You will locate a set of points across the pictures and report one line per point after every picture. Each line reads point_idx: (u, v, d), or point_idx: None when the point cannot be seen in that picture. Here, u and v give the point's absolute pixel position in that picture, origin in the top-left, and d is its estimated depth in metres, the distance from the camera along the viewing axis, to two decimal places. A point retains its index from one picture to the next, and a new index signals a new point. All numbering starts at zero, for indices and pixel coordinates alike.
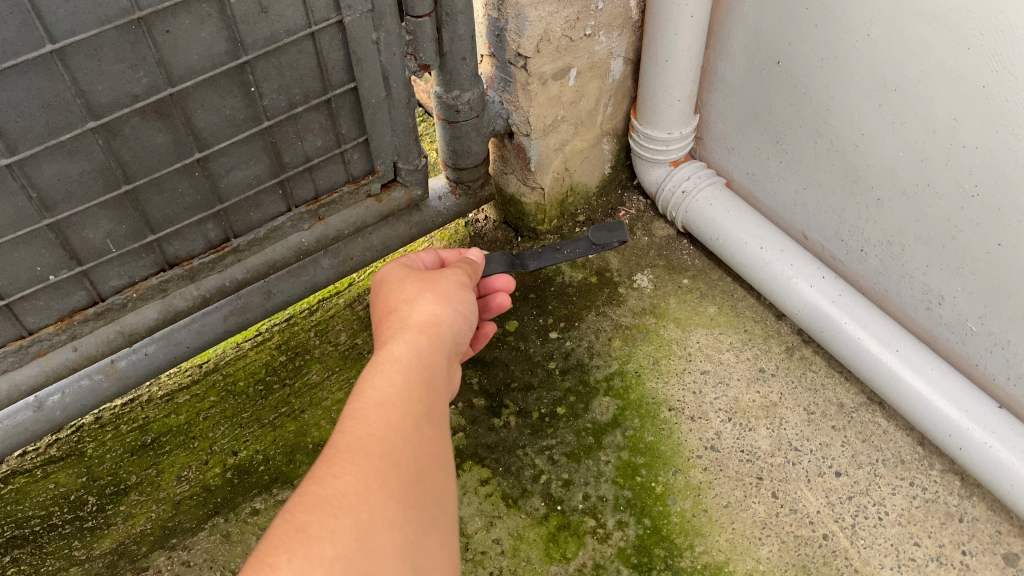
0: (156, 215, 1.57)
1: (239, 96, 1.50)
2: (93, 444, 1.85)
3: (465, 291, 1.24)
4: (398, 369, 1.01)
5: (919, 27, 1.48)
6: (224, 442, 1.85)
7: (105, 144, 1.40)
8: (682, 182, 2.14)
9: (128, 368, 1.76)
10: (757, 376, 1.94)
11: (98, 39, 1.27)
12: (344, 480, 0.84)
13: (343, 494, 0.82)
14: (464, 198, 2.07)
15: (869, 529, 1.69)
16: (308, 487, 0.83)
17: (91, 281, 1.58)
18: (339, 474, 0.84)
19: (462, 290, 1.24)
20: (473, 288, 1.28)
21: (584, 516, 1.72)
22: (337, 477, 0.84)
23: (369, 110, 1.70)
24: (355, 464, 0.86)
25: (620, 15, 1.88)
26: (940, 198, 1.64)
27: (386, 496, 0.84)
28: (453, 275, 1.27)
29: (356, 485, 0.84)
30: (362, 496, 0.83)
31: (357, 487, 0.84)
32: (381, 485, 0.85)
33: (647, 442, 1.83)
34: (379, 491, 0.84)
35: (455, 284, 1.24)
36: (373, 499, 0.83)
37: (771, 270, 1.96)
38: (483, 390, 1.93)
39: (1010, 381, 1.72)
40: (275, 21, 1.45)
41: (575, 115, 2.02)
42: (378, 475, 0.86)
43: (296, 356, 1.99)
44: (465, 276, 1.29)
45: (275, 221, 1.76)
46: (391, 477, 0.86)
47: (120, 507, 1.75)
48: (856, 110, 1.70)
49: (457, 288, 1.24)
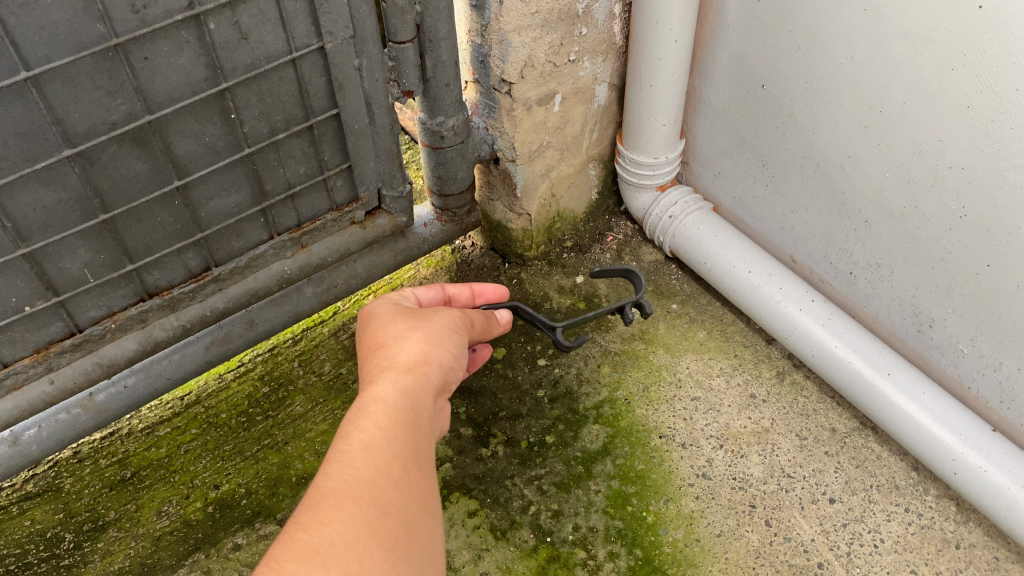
0: (134, 244, 1.54)
1: (220, 123, 1.49)
2: (72, 479, 1.80)
3: (458, 331, 1.20)
4: (385, 410, 0.98)
5: (902, 48, 1.48)
6: (206, 475, 1.81)
7: (82, 172, 1.38)
8: (668, 208, 2.13)
9: (107, 401, 1.72)
10: (748, 402, 1.91)
11: (74, 66, 1.25)
12: (331, 528, 0.82)
13: (330, 545, 0.80)
14: (450, 225, 2.05)
15: (865, 557, 1.66)
16: (294, 535, 0.80)
17: (68, 312, 1.55)
18: (325, 522, 0.82)
19: (454, 329, 1.19)
20: (467, 329, 1.24)
21: (574, 548, 1.68)
22: (323, 524, 0.82)
23: (352, 137, 1.68)
24: (342, 512, 0.84)
25: (603, 41, 1.88)
26: (928, 219, 1.63)
27: (374, 546, 0.83)
28: (447, 313, 1.22)
29: (343, 535, 0.82)
30: (350, 547, 0.81)
31: (345, 536, 0.82)
32: (369, 535, 0.83)
33: (638, 471, 1.80)
34: (368, 543, 0.83)
35: (448, 324, 1.19)
36: (361, 550, 0.82)
37: (760, 294, 1.95)
38: (470, 420, 1.89)
39: (1003, 404, 1.70)
40: (255, 47, 1.43)
41: (560, 140, 2.01)
42: (366, 525, 0.84)
43: (280, 387, 1.96)
44: (459, 313, 1.23)
45: (257, 249, 1.73)
46: (378, 526, 0.85)
47: (98, 545, 1.71)
48: (841, 132, 1.69)
49: (449, 328, 1.19)
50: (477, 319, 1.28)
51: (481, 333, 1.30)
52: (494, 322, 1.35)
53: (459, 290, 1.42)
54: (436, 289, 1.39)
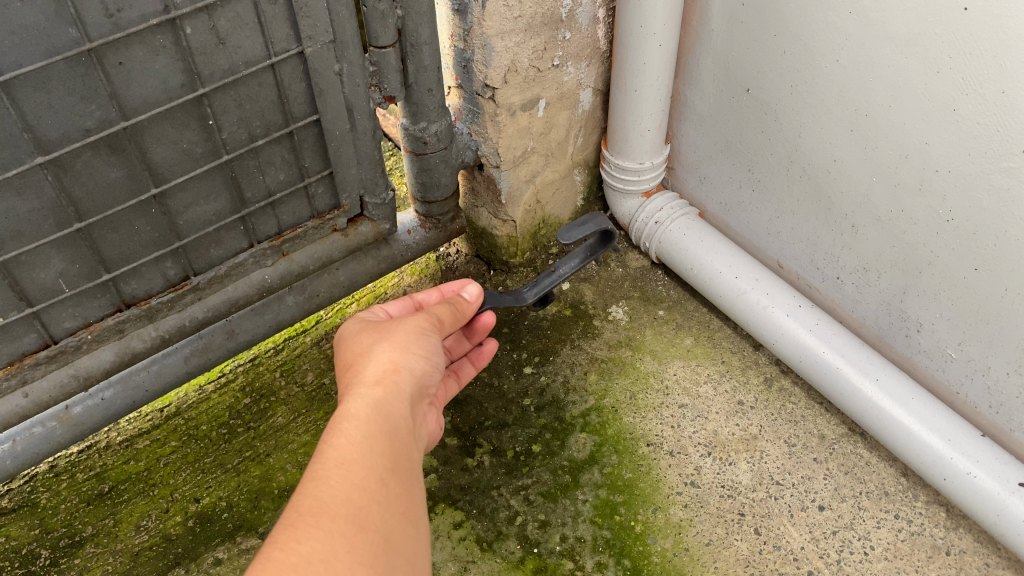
0: (111, 253, 1.51)
1: (197, 129, 1.46)
2: (48, 494, 1.76)
3: (428, 334, 1.18)
4: (358, 425, 0.96)
5: (887, 51, 1.47)
6: (186, 488, 1.77)
7: (55, 180, 1.34)
8: (654, 213, 2.11)
9: (84, 414, 1.68)
10: (735, 409, 1.90)
11: (46, 72, 1.22)
12: (309, 546, 0.80)
13: (309, 563, 0.78)
14: (434, 232, 2.03)
15: (855, 565, 1.65)
16: (271, 555, 0.78)
17: (42, 323, 1.51)
18: (303, 540, 0.80)
19: (424, 334, 1.17)
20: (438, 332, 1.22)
21: (562, 559, 1.66)
22: (301, 543, 0.80)
23: (332, 143, 1.66)
24: (320, 529, 0.82)
25: (587, 46, 1.87)
26: (915, 223, 1.62)
27: (355, 562, 0.81)
28: (412, 320, 1.19)
29: (322, 552, 0.79)
30: (329, 564, 0.79)
31: (325, 555, 0.79)
32: (348, 551, 0.81)
33: (625, 479, 1.78)
34: (347, 559, 0.80)
35: (417, 331, 1.17)
36: (341, 566, 0.79)
37: (747, 299, 1.93)
38: (456, 429, 1.87)
39: (992, 409, 1.69)
40: (233, 52, 1.41)
41: (545, 146, 1.99)
42: (345, 541, 0.82)
43: (261, 398, 1.92)
44: (428, 319, 1.21)
45: (236, 257, 1.70)
46: (357, 542, 0.82)
47: (75, 561, 1.67)
48: (827, 136, 1.68)
49: (417, 333, 1.17)
50: (448, 321, 1.26)
51: (453, 328, 1.27)
52: (462, 304, 1.31)
53: (427, 295, 1.43)
54: (406, 299, 1.39)
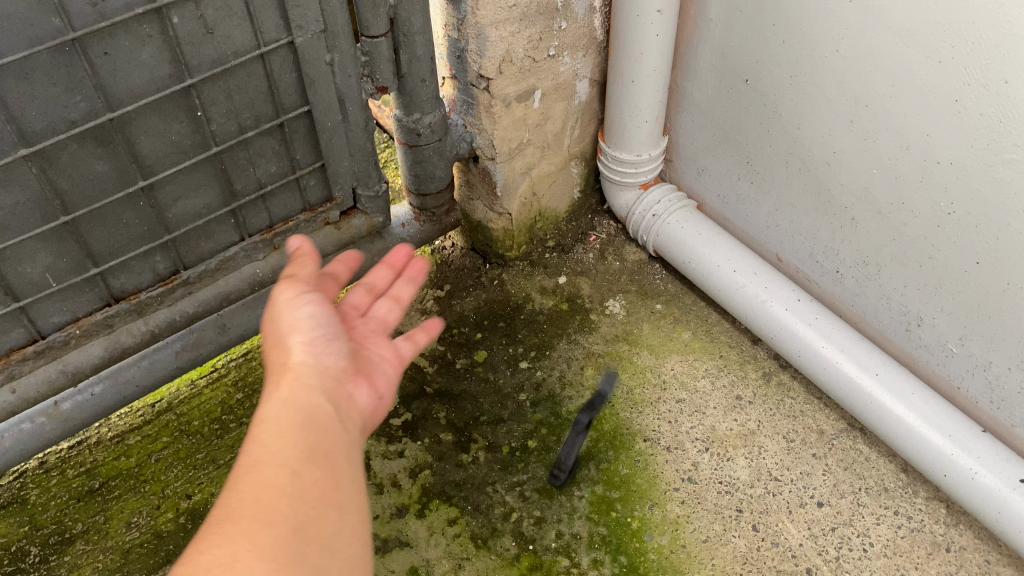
0: (99, 247, 1.49)
1: (185, 121, 1.43)
2: (38, 491, 1.74)
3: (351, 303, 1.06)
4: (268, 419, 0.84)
5: (887, 40, 1.44)
6: (178, 484, 1.75)
7: (40, 173, 1.32)
8: (652, 207, 2.08)
9: (73, 410, 1.66)
10: (734, 404, 1.88)
11: (29, 62, 1.20)
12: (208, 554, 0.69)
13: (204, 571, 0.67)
14: (429, 225, 2.01)
15: (855, 562, 1.63)
16: None
17: (29, 318, 1.49)
18: (202, 550, 0.69)
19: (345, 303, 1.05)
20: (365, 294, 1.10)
21: (557, 556, 1.64)
22: (198, 553, 0.69)
23: (324, 135, 1.63)
24: (221, 535, 0.70)
25: (584, 36, 1.84)
26: (915, 216, 1.59)
27: (257, 559, 0.69)
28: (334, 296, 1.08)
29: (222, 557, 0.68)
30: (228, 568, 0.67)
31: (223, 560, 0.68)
32: (250, 549, 0.69)
33: (622, 475, 1.75)
34: (249, 559, 0.69)
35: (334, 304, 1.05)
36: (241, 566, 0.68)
37: (746, 293, 1.91)
38: (450, 425, 1.85)
39: (994, 404, 1.66)
40: (221, 42, 1.38)
41: (541, 138, 1.96)
42: (246, 539, 0.70)
43: (254, 393, 1.90)
44: None
45: (227, 251, 1.68)
46: (261, 539, 0.71)
47: (65, 558, 1.65)
48: (826, 128, 1.66)
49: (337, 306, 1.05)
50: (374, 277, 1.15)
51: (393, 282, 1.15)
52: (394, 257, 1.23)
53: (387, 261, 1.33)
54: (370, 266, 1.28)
